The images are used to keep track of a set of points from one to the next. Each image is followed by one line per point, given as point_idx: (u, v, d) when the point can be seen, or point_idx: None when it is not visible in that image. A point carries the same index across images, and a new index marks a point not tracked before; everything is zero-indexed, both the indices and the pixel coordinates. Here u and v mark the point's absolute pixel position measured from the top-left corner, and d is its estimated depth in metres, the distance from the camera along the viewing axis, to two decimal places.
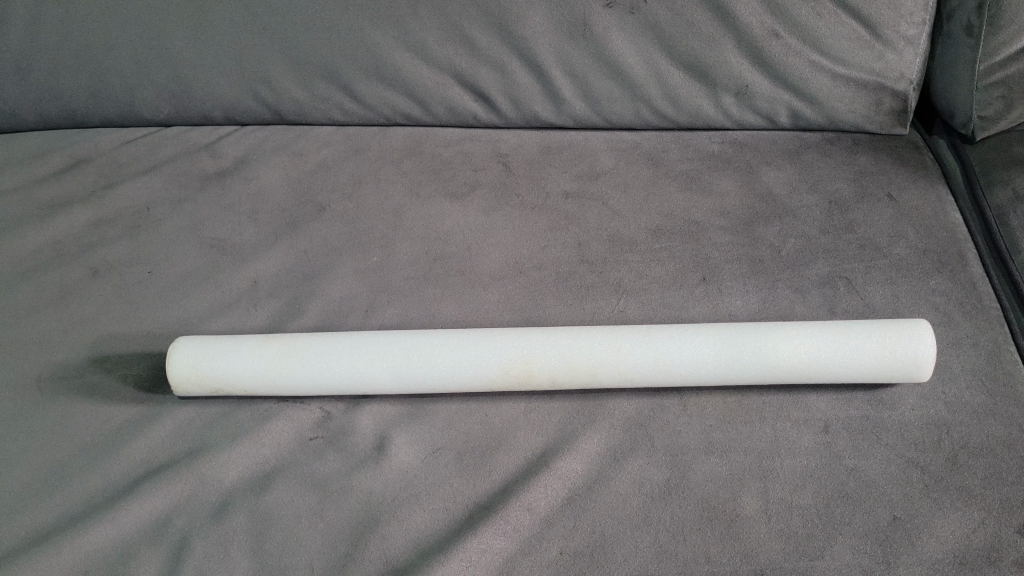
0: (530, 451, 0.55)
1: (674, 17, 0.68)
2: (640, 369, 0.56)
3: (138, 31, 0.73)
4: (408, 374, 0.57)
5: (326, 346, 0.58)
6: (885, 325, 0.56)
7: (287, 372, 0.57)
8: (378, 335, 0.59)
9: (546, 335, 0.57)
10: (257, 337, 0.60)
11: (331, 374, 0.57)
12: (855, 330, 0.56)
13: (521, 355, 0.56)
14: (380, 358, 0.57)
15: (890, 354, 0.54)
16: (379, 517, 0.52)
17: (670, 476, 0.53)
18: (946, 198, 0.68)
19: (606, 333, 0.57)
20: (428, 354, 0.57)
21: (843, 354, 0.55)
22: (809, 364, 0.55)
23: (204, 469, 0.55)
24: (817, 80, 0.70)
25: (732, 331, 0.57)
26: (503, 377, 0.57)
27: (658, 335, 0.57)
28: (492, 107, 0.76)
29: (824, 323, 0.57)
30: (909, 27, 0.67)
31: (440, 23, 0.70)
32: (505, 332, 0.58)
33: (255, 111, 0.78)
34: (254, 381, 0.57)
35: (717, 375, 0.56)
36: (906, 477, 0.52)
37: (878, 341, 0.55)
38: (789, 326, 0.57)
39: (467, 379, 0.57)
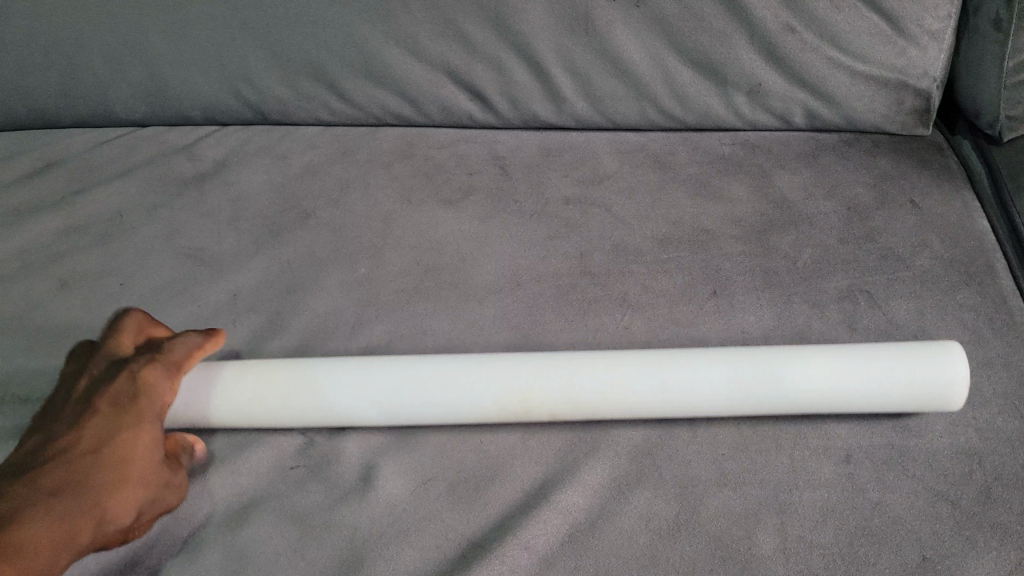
0: (529, 481, 0.51)
1: (683, 10, 0.63)
2: (647, 402, 0.52)
3: (110, 26, 0.68)
4: (398, 408, 0.53)
5: (309, 375, 0.53)
6: (916, 352, 0.51)
7: (266, 405, 0.53)
8: (366, 361, 0.54)
9: (549, 363, 0.53)
10: (231, 363, 0.55)
11: (315, 408, 0.53)
12: (883, 359, 0.51)
13: (519, 388, 0.52)
14: (368, 391, 0.53)
15: (920, 387, 0.50)
16: (366, 555, 0.48)
17: (679, 510, 0.49)
18: (972, 204, 0.64)
19: (613, 359, 0.53)
20: (419, 385, 0.52)
21: (866, 387, 0.51)
22: (832, 395, 0.51)
23: (176, 503, 0.51)
24: (835, 78, 0.65)
25: (749, 358, 0.52)
26: (502, 410, 0.52)
27: (668, 363, 0.52)
28: (488, 107, 0.71)
29: (847, 348, 0.53)
30: (934, 21, 0.63)
31: (433, 17, 0.66)
32: (501, 358, 0.54)
33: (237, 111, 0.74)
34: (231, 415, 0.53)
35: (732, 406, 0.52)
36: (935, 512, 0.48)
37: (907, 369, 0.51)
38: (812, 351, 0.52)
39: (461, 412, 0.52)
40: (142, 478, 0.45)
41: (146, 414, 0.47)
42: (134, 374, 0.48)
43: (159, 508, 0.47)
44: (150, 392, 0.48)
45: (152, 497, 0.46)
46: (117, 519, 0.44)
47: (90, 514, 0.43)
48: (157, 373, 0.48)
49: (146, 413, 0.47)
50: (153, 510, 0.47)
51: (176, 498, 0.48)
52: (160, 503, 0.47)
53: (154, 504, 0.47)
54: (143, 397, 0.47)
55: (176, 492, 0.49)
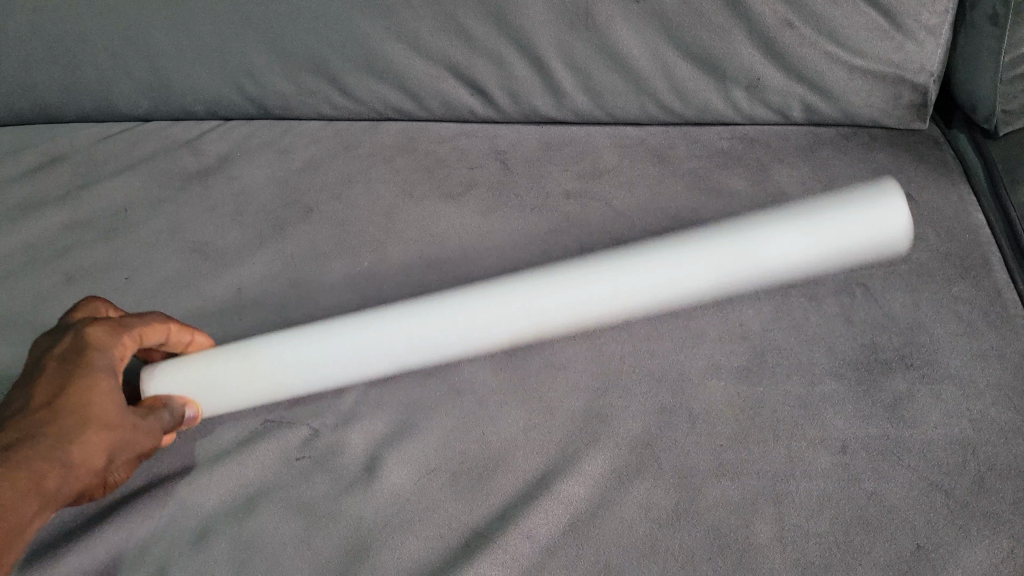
0: (530, 472, 0.52)
1: (681, 5, 0.64)
2: (646, 293, 0.53)
3: (113, 22, 0.69)
4: (413, 357, 0.55)
5: (307, 348, 0.55)
6: (862, 203, 0.51)
7: (271, 390, 0.56)
8: (355, 325, 0.55)
9: (539, 282, 0.53)
10: (206, 359, 0.56)
11: (330, 370, 0.55)
12: (835, 235, 0.51)
13: (524, 327, 0.54)
14: (375, 352, 0.54)
15: (869, 235, 0.51)
16: (371, 545, 0.49)
17: (678, 500, 0.49)
18: (968, 198, 0.65)
19: (598, 267, 0.53)
20: (424, 337, 0.54)
21: (828, 254, 0.51)
22: (800, 263, 0.52)
23: (184, 493, 0.52)
24: (833, 73, 0.66)
25: (716, 239, 0.52)
26: (516, 340, 0.54)
27: (653, 258, 0.53)
28: (489, 101, 0.72)
29: (811, 209, 0.52)
30: (931, 17, 0.63)
31: (434, 12, 0.66)
32: (478, 297, 0.54)
33: (240, 106, 0.74)
34: (251, 394, 0.56)
35: (711, 288, 0.53)
36: (929, 501, 0.49)
37: (865, 235, 0.51)
38: (768, 216, 0.53)
39: (467, 345, 0.54)
40: (104, 420, 0.49)
41: (96, 365, 0.50)
42: (81, 335, 0.52)
43: (136, 450, 0.51)
44: (96, 348, 0.51)
45: (120, 438, 0.49)
46: (86, 459, 0.48)
47: (51, 459, 0.47)
48: (104, 332, 0.52)
49: (96, 365, 0.50)
50: (129, 449, 0.50)
51: (152, 441, 0.51)
52: (136, 445, 0.50)
53: (126, 446, 0.50)
54: (89, 351, 0.51)
55: (151, 436, 0.51)
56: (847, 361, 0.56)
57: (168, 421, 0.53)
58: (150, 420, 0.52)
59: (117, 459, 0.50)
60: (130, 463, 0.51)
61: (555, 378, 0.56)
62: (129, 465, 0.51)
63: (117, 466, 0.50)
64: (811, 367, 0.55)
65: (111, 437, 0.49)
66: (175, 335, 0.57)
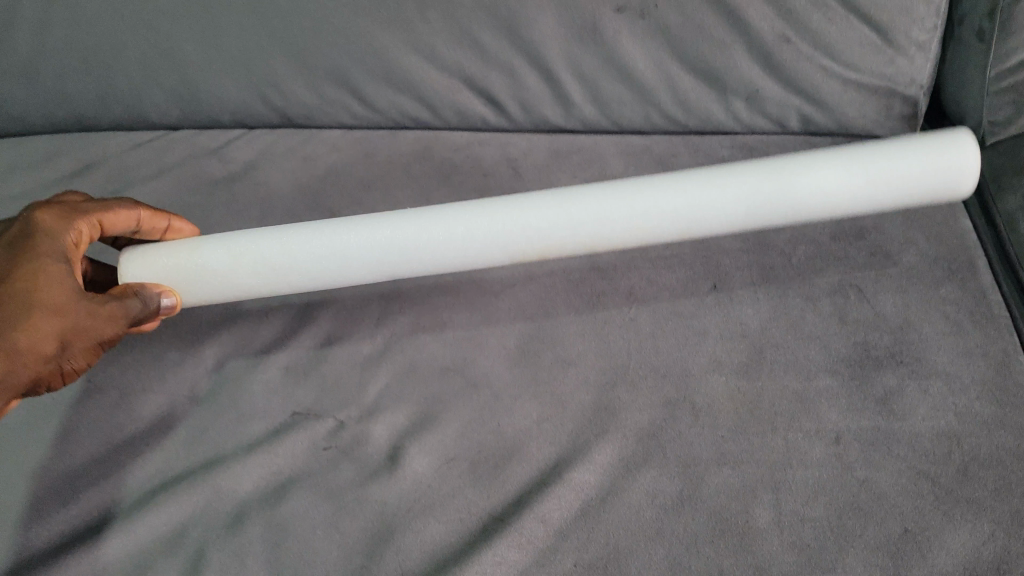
0: (543, 461, 0.55)
1: (685, 21, 0.67)
2: (674, 221, 0.55)
3: (145, 35, 0.72)
4: (398, 262, 0.57)
5: (283, 242, 0.57)
6: (935, 149, 0.54)
7: (276, 284, 0.58)
8: (334, 224, 0.57)
9: (533, 201, 0.56)
10: (221, 248, 0.57)
11: (314, 269, 0.57)
12: (898, 160, 0.54)
13: (534, 250, 0.57)
14: (357, 251, 0.56)
15: (940, 174, 0.54)
16: (395, 528, 0.52)
17: (683, 487, 0.53)
18: (956, 205, 0.69)
19: (611, 188, 0.56)
20: (410, 242, 0.56)
21: (880, 193, 0.55)
22: (841, 198, 0.55)
23: (219, 480, 0.55)
24: (828, 85, 0.70)
25: (762, 176, 0.55)
26: (516, 258, 0.58)
27: (663, 190, 0.55)
28: (500, 110, 0.75)
29: (862, 162, 0.55)
30: (921, 33, 0.66)
31: (449, 27, 0.69)
32: (503, 212, 0.56)
33: (264, 115, 0.78)
34: (227, 284, 0.58)
35: (748, 219, 0.56)
36: (917, 489, 0.52)
37: (915, 176, 0.54)
38: (830, 158, 0.55)
39: (474, 261, 0.57)
40: (50, 305, 0.50)
41: (43, 249, 0.52)
42: (34, 222, 0.54)
43: (92, 335, 0.51)
44: (47, 232, 0.54)
45: (69, 322, 0.51)
46: (33, 344, 0.50)
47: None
48: (57, 218, 0.55)
49: (43, 249, 0.52)
50: (84, 335, 0.51)
51: (111, 327, 0.52)
52: (91, 331, 0.51)
53: (79, 331, 0.51)
54: (39, 237, 0.53)
55: (110, 322, 0.52)
56: (841, 358, 0.59)
57: (138, 308, 0.53)
58: (110, 304, 0.52)
59: (72, 343, 0.51)
60: (91, 348, 0.52)
61: (567, 372, 0.60)
62: (90, 349, 0.52)
63: (75, 350, 0.52)
64: (807, 365, 0.59)
65: (59, 321, 0.50)
66: (148, 221, 0.62)
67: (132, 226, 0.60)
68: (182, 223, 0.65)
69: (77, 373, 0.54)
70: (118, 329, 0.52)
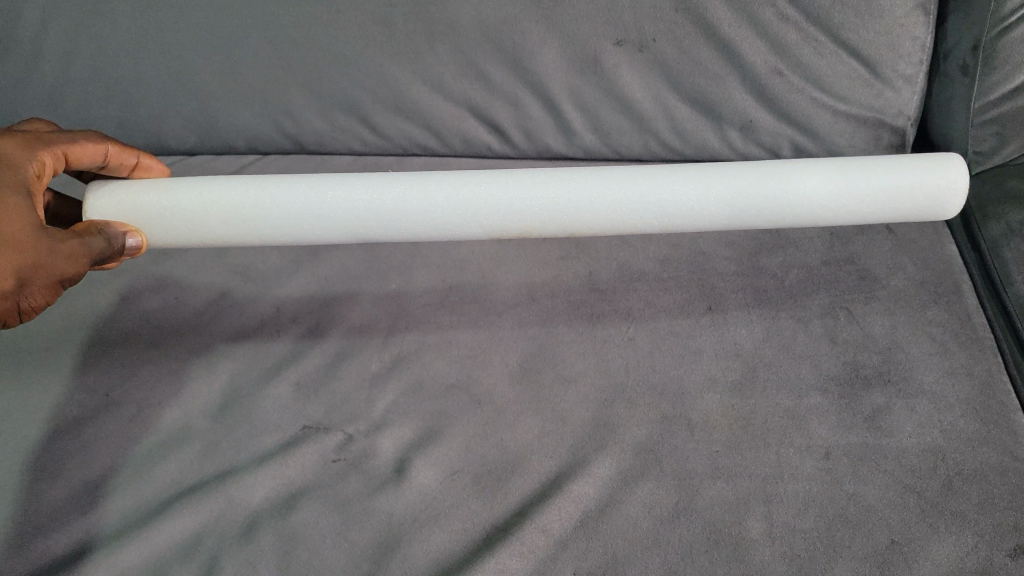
0: (544, 473, 0.57)
1: (682, 54, 0.70)
2: (657, 217, 0.57)
3: (166, 65, 0.74)
4: (373, 228, 0.57)
5: (258, 197, 0.56)
6: (926, 173, 0.55)
7: (248, 238, 0.58)
8: (314, 181, 0.57)
9: (520, 179, 0.56)
10: (195, 197, 0.56)
11: (289, 229, 0.57)
12: (891, 179, 0.55)
13: (517, 225, 0.57)
14: (332, 215, 0.56)
15: (928, 197, 0.56)
16: (402, 537, 0.54)
17: (679, 499, 0.55)
18: (943, 232, 0.72)
19: (602, 174, 0.56)
20: (387, 210, 0.56)
21: (862, 208, 0.57)
22: (822, 207, 0.56)
23: (232, 490, 0.57)
24: (820, 116, 0.73)
25: (754, 180, 0.55)
26: (493, 233, 0.58)
27: (654, 182, 0.56)
28: (503, 137, 0.78)
29: (855, 176, 0.56)
30: (907, 67, 0.69)
31: (457, 59, 0.72)
32: (495, 187, 0.56)
33: (277, 141, 0.81)
34: (192, 231, 0.57)
35: (732, 220, 0.58)
36: (904, 502, 0.55)
37: (900, 195, 0.56)
38: (824, 168, 0.56)
39: (454, 232, 0.58)
40: (9, 240, 0.47)
41: (2, 180, 0.50)
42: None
43: (52, 272, 0.49)
44: (8, 161, 0.52)
45: (28, 259, 0.48)
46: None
47: None
48: (17, 147, 0.53)
49: (3, 180, 0.50)
50: (44, 273, 0.49)
51: (73, 265, 0.50)
52: (50, 269, 0.49)
53: (39, 268, 0.49)
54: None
55: (72, 261, 0.50)
56: (832, 377, 0.62)
57: (101, 247, 0.51)
58: (72, 244, 0.50)
59: (30, 280, 0.49)
60: (51, 286, 0.50)
61: (568, 389, 0.62)
62: (49, 287, 0.50)
63: (34, 288, 0.49)
64: (798, 383, 0.61)
65: (18, 257, 0.48)
66: (114, 156, 0.62)
67: (100, 161, 0.61)
68: (151, 160, 0.66)
69: (35, 312, 0.52)
70: (79, 268, 0.50)
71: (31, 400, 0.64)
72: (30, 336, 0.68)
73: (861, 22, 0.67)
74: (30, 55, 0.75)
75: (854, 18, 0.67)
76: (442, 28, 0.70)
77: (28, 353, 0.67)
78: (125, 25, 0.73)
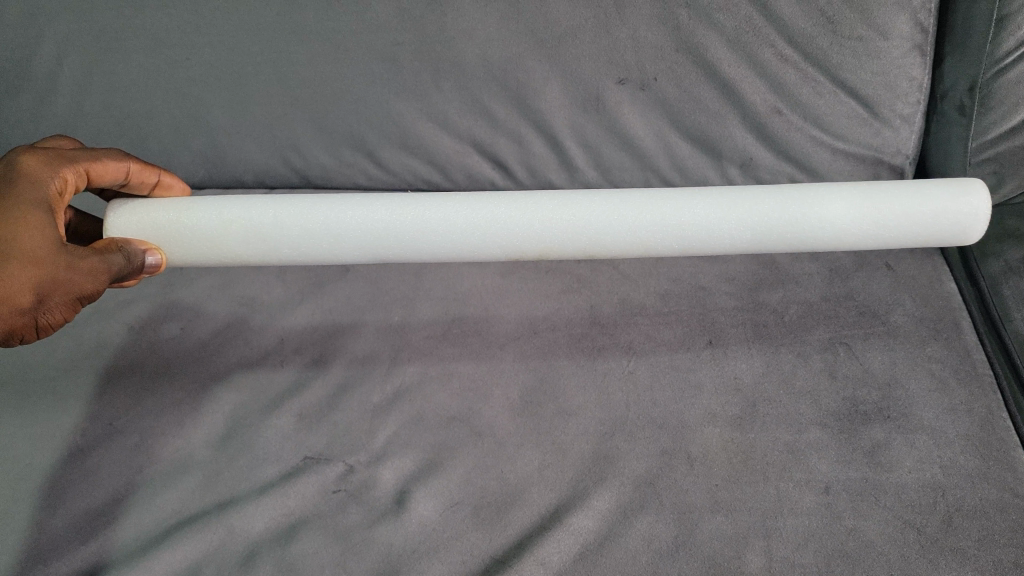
0: (544, 506, 0.57)
1: (683, 93, 0.71)
2: (677, 240, 0.58)
3: (177, 101, 0.76)
4: (393, 248, 0.58)
5: (277, 216, 0.57)
6: (950, 200, 0.56)
7: (268, 255, 0.59)
8: (334, 202, 0.58)
9: (539, 202, 0.58)
10: (214, 216, 0.57)
11: (307, 247, 0.58)
12: (913, 205, 0.56)
13: (537, 246, 0.58)
14: (352, 235, 0.57)
15: (952, 222, 0.57)
16: (401, 568, 0.54)
17: (678, 533, 0.55)
18: (942, 268, 0.72)
19: (620, 197, 0.58)
20: (407, 230, 0.57)
21: (885, 233, 0.57)
22: (843, 232, 0.57)
23: (233, 519, 0.58)
24: (819, 154, 0.74)
25: (774, 204, 0.56)
26: (511, 254, 0.60)
27: (674, 206, 0.57)
28: (507, 173, 0.79)
29: (877, 202, 0.57)
30: (905, 106, 0.71)
31: (462, 97, 0.74)
32: (515, 211, 0.57)
33: (285, 175, 0.82)
34: (213, 250, 0.58)
35: (753, 244, 0.59)
36: (904, 537, 0.54)
37: (925, 219, 0.57)
38: (845, 193, 0.57)
39: (474, 253, 0.59)
40: (30, 256, 0.49)
41: (26, 196, 0.51)
42: (16, 164, 0.53)
43: (70, 288, 0.51)
44: (32, 177, 0.53)
45: (47, 275, 0.50)
46: (9, 295, 0.49)
47: None
48: (40, 162, 0.54)
49: (27, 196, 0.51)
50: (62, 289, 0.51)
51: (91, 282, 0.51)
52: (69, 285, 0.51)
53: (58, 284, 0.50)
54: (22, 182, 0.52)
55: (91, 277, 0.51)
56: (831, 412, 0.62)
57: (120, 265, 0.53)
58: (91, 260, 0.51)
59: (49, 295, 0.51)
60: (68, 301, 0.52)
61: (568, 421, 0.62)
62: (67, 302, 0.52)
63: (52, 302, 0.51)
64: (798, 417, 0.62)
65: (39, 273, 0.49)
66: (135, 174, 0.63)
67: (122, 177, 0.62)
68: (171, 179, 0.68)
69: (52, 326, 0.53)
70: (97, 283, 0.52)
71: (35, 429, 0.64)
72: (36, 365, 0.69)
73: (859, 62, 0.68)
74: (45, 90, 0.76)
75: (852, 59, 0.68)
76: (448, 67, 0.71)
77: (34, 381, 0.67)
78: (138, 61, 0.74)
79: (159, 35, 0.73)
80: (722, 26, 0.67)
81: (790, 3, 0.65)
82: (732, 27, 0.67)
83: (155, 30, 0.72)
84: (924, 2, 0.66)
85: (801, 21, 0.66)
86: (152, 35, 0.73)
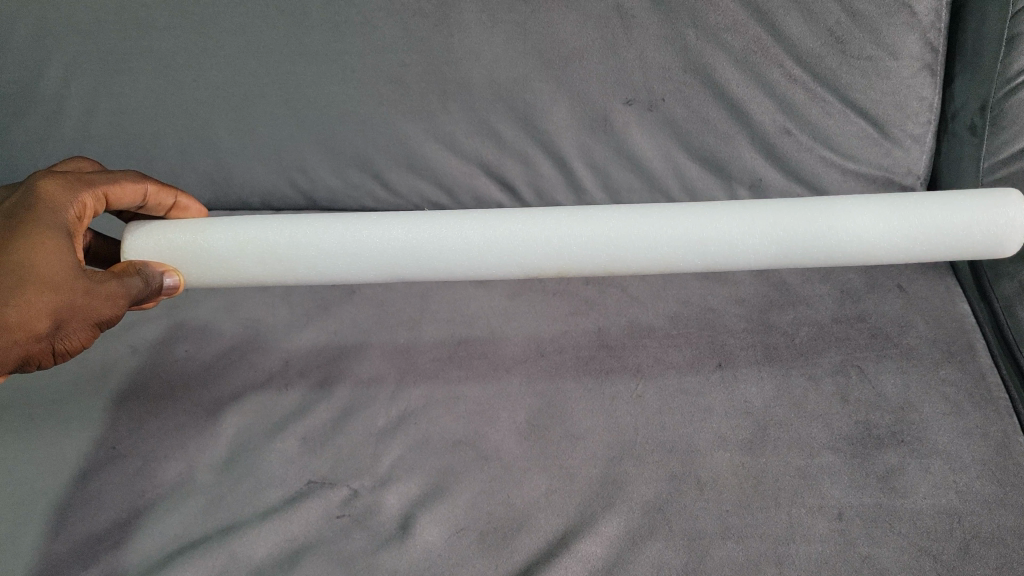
0: (552, 532, 0.56)
1: (690, 113, 0.71)
2: (701, 254, 0.57)
3: (183, 123, 0.76)
4: (409, 267, 0.58)
5: (294, 235, 0.57)
6: (981, 211, 0.55)
7: (286, 277, 0.59)
8: (349, 220, 0.58)
9: (558, 218, 0.57)
10: (230, 237, 0.57)
11: (324, 266, 0.58)
12: (942, 216, 0.55)
13: (556, 264, 0.58)
14: (369, 254, 0.57)
15: (987, 233, 0.55)
16: None
17: (688, 559, 0.54)
18: (954, 289, 0.71)
19: (641, 212, 0.57)
20: (422, 248, 0.57)
21: (915, 245, 0.56)
22: (871, 246, 0.56)
23: (235, 545, 0.57)
24: (829, 175, 0.73)
25: (797, 218, 0.56)
26: (530, 272, 0.59)
27: (695, 220, 0.56)
28: (515, 195, 0.78)
29: (904, 213, 0.55)
30: (915, 126, 0.70)
31: (469, 118, 0.73)
32: (531, 227, 0.56)
33: (291, 197, 0.81)
34: (229, 271, 0.58)
35: (780, 260, 0.58)
36: (918, 565, 0.53)
37: (956, 230, 0.55)
38: (869, 206, 0.56)
39: (492, 274, 0.58)
40: (48, 281, 0.48)
41: (45, 221, 0.50)
42: (37, 189, 0.53)
43: (89, 314, 0.50)
44: (52, 202, 0.52)
45: (66, 300, 0.49)
46: (26, 321, 0.48)
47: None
48: (61, 188, 0.53)
49: (46, 222, 0.50)
50: (79, 314, 0.50)
51: (111, 306, 0.51)
52: (88, 310, 0.50)
53: (76, 309, 0.50)
54: (41, 208, 0.51)
55: (110, 302, 0.51)
56: (843, 436, 0.61)
57: (139, 288, 0.53)
58: (110, 285, 0.51)
59: (67, 321, 0.50)
60: (86, 326, 0.51)
61: (576, 445, 0.61)
62: (86, 327, 0.51)
63: (71, 328, 0.50)
64: (811, 442, 0.60)
65: (57, 299, 0.49)
66: (155, 195, 0.63)
67: (140, 199, 0.62)
68: (188, 200, 0.68)
69: (70, 352, 0.52)
70: (116, 308, 0.52)
71: (38, 453, 0.64)
72: (40, 389, 0.68)
73: (868, 82, 0.68)
74: (52, 112, 0.76)
75: (862, 79, 0.68)
76: (455, 87, 0.71)
77: (37, 405, 0.67)
78: (145, 84, 0.74)
79: (166, 58, 0.73)
80: (729, 45, 0.67)
81: (798, 23, 0.65)
82: (739, 47, 0.67)
83: (162, 53, 0.72)
84: (933, 22, 0.66)
85: (809, 40, 0.66)
86: (158, 58, 0.73)
